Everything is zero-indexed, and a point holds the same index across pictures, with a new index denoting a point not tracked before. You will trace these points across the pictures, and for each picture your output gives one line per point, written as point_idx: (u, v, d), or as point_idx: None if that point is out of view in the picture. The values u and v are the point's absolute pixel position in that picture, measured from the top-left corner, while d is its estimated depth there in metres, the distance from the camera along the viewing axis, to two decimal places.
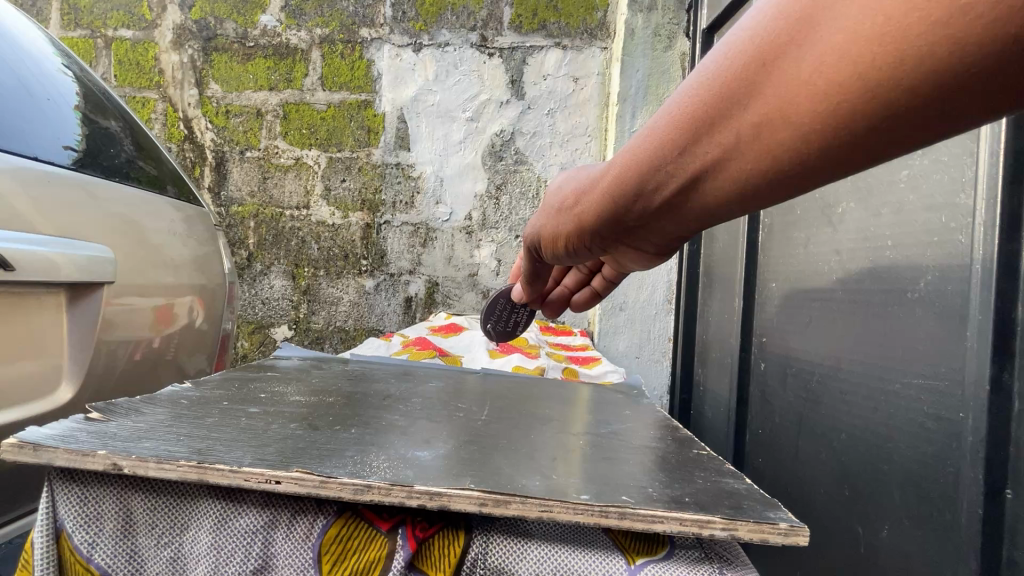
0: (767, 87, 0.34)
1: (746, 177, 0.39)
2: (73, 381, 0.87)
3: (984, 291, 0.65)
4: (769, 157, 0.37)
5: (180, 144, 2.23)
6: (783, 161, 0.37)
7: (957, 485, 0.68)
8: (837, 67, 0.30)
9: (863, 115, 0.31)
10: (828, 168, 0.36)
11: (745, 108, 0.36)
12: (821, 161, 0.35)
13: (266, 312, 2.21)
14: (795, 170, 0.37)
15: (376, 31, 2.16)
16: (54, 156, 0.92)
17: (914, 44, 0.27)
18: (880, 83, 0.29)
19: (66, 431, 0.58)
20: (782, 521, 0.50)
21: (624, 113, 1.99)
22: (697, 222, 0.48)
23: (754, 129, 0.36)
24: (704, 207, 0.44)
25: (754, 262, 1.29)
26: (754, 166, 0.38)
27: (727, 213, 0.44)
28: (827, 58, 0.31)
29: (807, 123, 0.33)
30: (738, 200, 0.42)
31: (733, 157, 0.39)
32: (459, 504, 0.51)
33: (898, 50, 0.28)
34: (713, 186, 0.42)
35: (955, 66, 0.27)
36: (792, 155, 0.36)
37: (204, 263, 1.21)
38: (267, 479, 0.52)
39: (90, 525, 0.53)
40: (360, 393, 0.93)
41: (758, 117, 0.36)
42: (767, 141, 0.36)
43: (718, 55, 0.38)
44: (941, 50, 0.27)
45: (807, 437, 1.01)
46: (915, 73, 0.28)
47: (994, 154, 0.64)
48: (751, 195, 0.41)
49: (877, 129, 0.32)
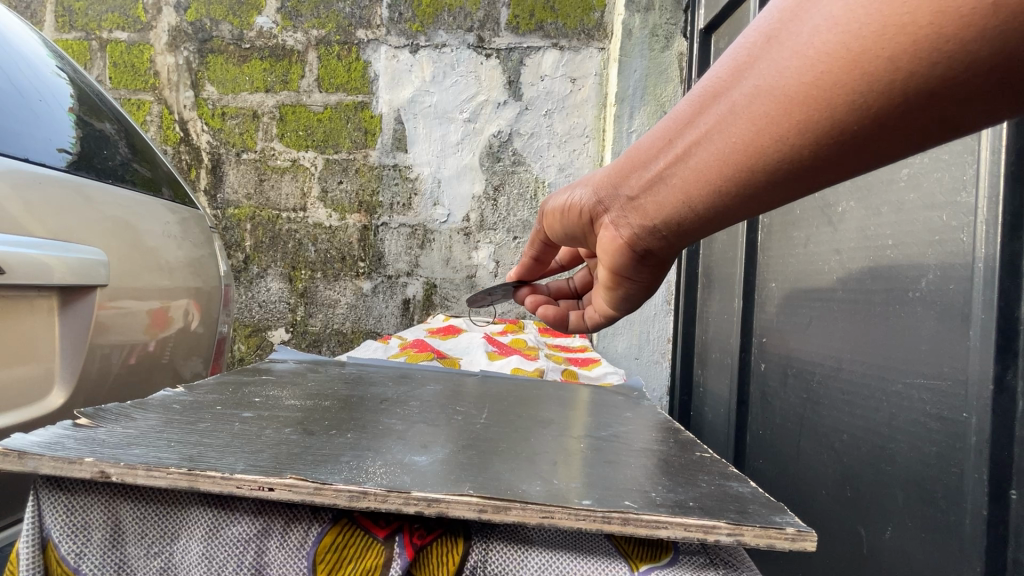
0: (770, 57, 0.39)
1: (733, 148, 0.43)
2: (66, 386, 0.86)
3: (987, 290, 0.64)
4: (756, 128, 0.40)
5: (176, 147, 2.21)
6: (770, 132, 0.40)
7: (961, 486, 0.67)
8: (830, 36, 0.34)
9: (846, 85, 0.34)
10: (807, 147, 0.39)
11: (748, 76, 0.40)
12: (804, 137, 0.38)
13: (263, 314, 2.20)
14: (778, 147, 0.40)
15: (372, 32, 2.15)
16: (48, 158, 0.91)
17: (899, 11, 0.31)
18: (863, 51, 0.33)
19: (54, 438, 0.57)
20: (788, 526, 0.49)
21: (622, 114, 1.99)
22: (681, 208, 0.51)
23: (752, 96, 0.40)
24: (691, 182, 0.48)
25: (754, 262, 1.28)
26: (742, 137, 0.42)
27: (710, 194, 0.47)
28: (823, 27, 0.35)
29: (795, 90, 0.37)
30: (722, 177, 0.45)
31: (729, 124, 0.42)
32: (458, 511, 0.50)
33: (886, 17, 0.31)
34: (705, 157, 0.46)
35: (934, 39, 0.30)
36: (781, 125, 0.39)
37: (200, 266, 1.20)
38: (259, 486, 0.51)
39: (77, 534, 0.52)
40: (357, 397, 0.92)
41: (756, 84, 0.40)
42: (760, 108, 0.40)
43: (740, 39, 0.43)
44: (921, 19, 0.30)
45: (809, 438, 0.99)
46: (897, 42, 0.31)
47: (995, 152, 0.63)
48: (734, 175, 0.44)
49: (858, 103, 0.35)
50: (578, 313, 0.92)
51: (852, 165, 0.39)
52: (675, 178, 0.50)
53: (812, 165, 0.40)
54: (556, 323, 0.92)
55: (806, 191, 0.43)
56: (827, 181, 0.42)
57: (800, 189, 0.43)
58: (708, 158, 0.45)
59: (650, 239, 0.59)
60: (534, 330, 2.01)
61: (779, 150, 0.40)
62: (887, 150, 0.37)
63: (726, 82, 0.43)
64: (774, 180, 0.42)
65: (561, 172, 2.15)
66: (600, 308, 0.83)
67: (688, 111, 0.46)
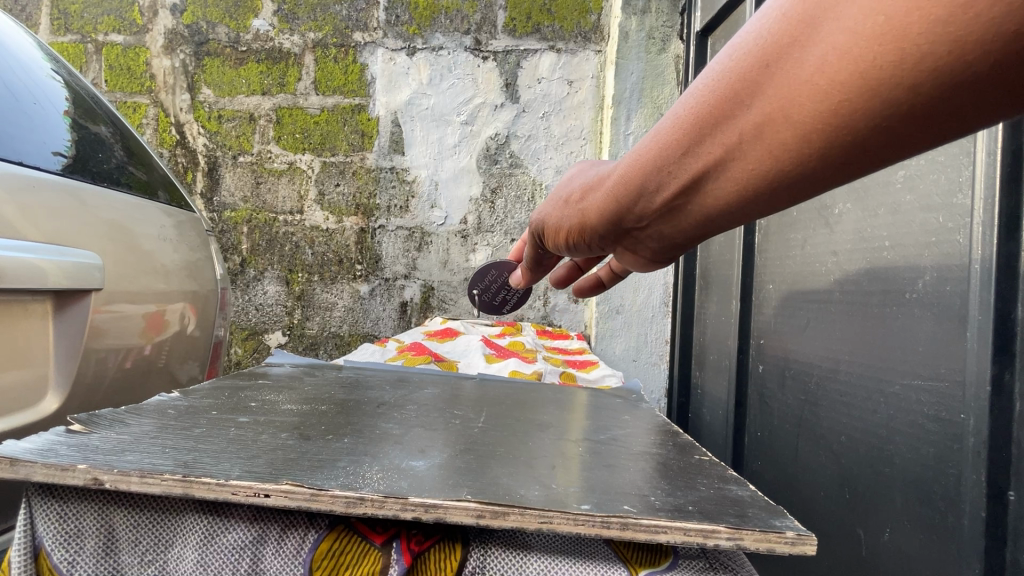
0: (769, 88, 0.34)
1: (745, 180, 0.39)
2: (59, 391, 0.85)
3: (984, 291, 0.64)
4: (769, 160, 0.37)
5: (172, 149, 2.21)
6: (785, 162, 0.36)
7: (959, 488, 0.67)
8: (836, 68, 0.30)
9: (865, 116, 0.31)
10: (828, 173, 0.35)
11: (747, 107, 0.36)
12: (824, 165, 0.35)
13: (260, 318, 2.19)
14: (796, 175, 0.37)
15: (369, 34, 2.15)
16: (42, 162, 0.90)
17: (917, 41, 0.26)
18: (881, 83, 0.29)
19: (46, 444, 0.56)
20: (788, 530, 0.49)
21: (619, 117, 1.99)
22: (697, 228, 0.48)
23: (757, 130, 0.36)
24: (703, 209, 0.45)
25: (752, 264, 1.28)
26: (753, 169, 0.38)
27: (730, 218, 0.44)
28: (827, 59, 0.30)
29: (805, 125, 0.33)
30: (736, 204, 0.42)
31: (735, 158, 0.39)
32: (455, 516, 0.49)
33: (900, 48, 0.27)
34: (713, 189, 0.42)
35: (961, 66, 0.26)
36: (796, 155, 0.35)
37: (195, 269, 1.20)
38: (255, 492, 0.50)
39: (69, 543, 0.51)
40: (354, 401, 0.91)
41: (758, 117, 0.36)
42: (768, 141, 0.36)
43: (722, 60, 0.38)
44: (940, 48, 0.26)
45: (808, 440, 0.99)
46: (920, 71, 0.27)
47: (992, 154, 0.63)
48: (751, 202, 0.41)
49: (879, 128, 0.31)
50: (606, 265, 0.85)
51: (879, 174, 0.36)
52: (682, 207, 0.46)
53: (837, 184, 0.37)
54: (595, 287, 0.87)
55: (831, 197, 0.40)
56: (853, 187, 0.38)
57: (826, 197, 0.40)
58: (717, 189, 0.42)
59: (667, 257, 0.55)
60: (532, 333, 2.00)
61: (799, 177, 0.37)
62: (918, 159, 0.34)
63: (718, 114, 0.38)
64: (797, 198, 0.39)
65: (558, 174, 2.15)
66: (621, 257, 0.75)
67: (679, 144, 0.42)
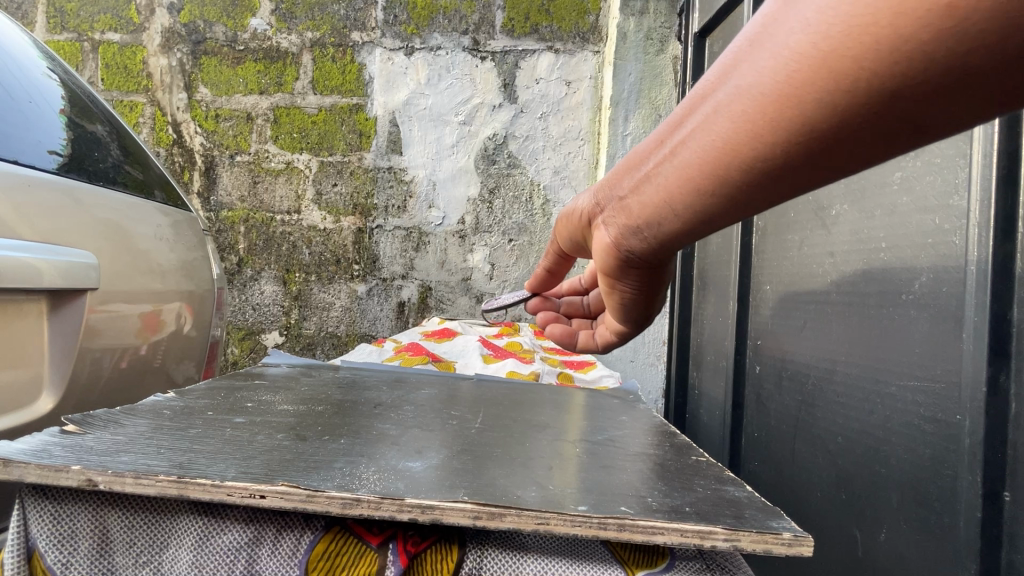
0: (751, 58, 0.39)
1: (711, 149, 0.43)
2: (54, 391, 0.84)
3: (981, 293, 0.64)
4: (732, 129, 0.41)
5: (169, 149, 2.20)
6: (745, 132, 0.40)
7: (955, 488, 0.67)
8: (802, 37, 0.35)
9: (816, 86, 0.35)
10: (781, 149, 0.39)
11: (731, 79, 0.41)
12: (776, 138, 0.39)
13: (256, 317, 2.18)
14: (755, 147, 0.40)
15: (367, 34, 2.14)
16: (38, 160, 0.90)
17: (868, 8, 0.31)
18: (832, 51, 0.33)
19: (40, 445, 0.56)
20: (785, 531, 0.49)
21: (617, 117, 1.98)
22: (664, 210, 0.51)
23: (732, 97, 0.40)
24: (672, 183, 0.48)
25: (749, 264, 1.28)
26: (721, 137, 0.42)
27: (691, 197, 0.47)
28: (796, 29, 0.35)
29: (771, 90, 0.37)
30: (699, 177, 0.45)
31: (709, 125, 0.43)
32: (452, 517, 0.49)
33: (855, 16, 0.32)
34: (687, 157, 0.46)
35: (901, 39, 0.30)
36: (753, 125, 0.39)
37: (192, 269, 1.19)
38: (251, 493, 0.50)
39: (64, 544, 0.51)
40: (351, 402, 0.91)
41: (734, 87, 0.40)
42: (737, 109, 0.40)
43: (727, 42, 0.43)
44: (886, 19, 0.30)
45: (805, 440, 0.99)
46: (865, 41, 0.31)
47: (987, 155, 0.63)
48: (710, 176, 0.44)
49: (825, 102, 0.35)
50: (589, 333, 0.93)
51: (828, 165, 0.39)
52: (661, 177, 0.50)
53: (786, 165, 0.40)
54: (566, 341, 0.95)
55: (788, 191, 0.43)
56: (811, 180, 0.41)
57: (782, 189, 0.43)
58: (690, 157, 0.45)
59: (637, 240, 0.58)
60: (529, 333, 2.00)
61: (755, 151, 0.40)
62: (866, 150, 0.37)
63: (712, 84, 0.43)
64: (755, 181, 0.42)
65: (556, 175, 2.15)
66: (612, 326, 0.84)
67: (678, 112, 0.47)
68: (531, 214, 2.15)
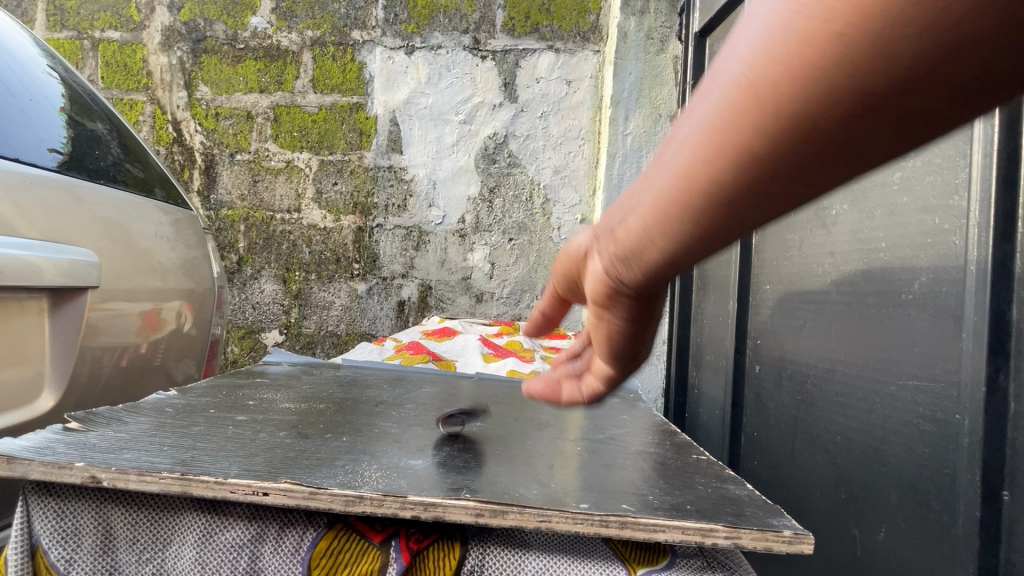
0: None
1: (759, 107, 0.29)
2: (55, 388, 0.84)
3: (981, 293, 0.64)
4: (791, 72, 0.27)
5: (169, 147, 2.20)
6: (810, 70, 0.27)
7: (954, 486, 0.67)
8: None
9: None
10: (880, 84, 0.26)
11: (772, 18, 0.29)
12: (870, 62, 0.25)
13: (256, 316, 2.18)
14: (833, 84, 0.26)
15: (368, 33, 2.14)
16: (38, 159, 0.90)
17: None
18: None
19: (43, 442, 0.56)
20: (785, 529, 0.49)
21: (618, 117, 1.96)
22: (682, 222, 0.35)
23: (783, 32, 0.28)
24: (699, 167, 0.32)
25: (749, 264, 1.28)
26: (776, 85, 0.28)
27: (728, 180, 0.32)
28: None
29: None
30: (742, 152, 0.30)
31: (752, 76, 0.29)
32: (454, 515, 0.49)
33: None
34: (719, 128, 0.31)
35: None
36: (826, 57, 0.26)
37: (193, 267, 1.19)
38: (254, 491, 0.50)
39: (67, 541, 0.51)
40: (352, 400, 0.91)
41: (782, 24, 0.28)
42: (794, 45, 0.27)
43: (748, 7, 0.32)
44: None
45: (804, 439, 0.99)
46: None
47: (987, 155, 0.64)
48: (760, 145, 0.30)
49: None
50: None
51: (939, 105, 0.26)
52: (653, 194, 0.35)
53: (882, 108, 0.26)
54: None
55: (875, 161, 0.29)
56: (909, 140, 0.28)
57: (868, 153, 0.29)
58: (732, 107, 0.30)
59: (626, 281, 0.41)
60: None
61: (836, 91, 0.26)
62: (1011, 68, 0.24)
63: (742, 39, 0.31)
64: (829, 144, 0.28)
65: (556, 174, 2.15)
66: None
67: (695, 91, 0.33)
68: (532, 213, 2.15)
